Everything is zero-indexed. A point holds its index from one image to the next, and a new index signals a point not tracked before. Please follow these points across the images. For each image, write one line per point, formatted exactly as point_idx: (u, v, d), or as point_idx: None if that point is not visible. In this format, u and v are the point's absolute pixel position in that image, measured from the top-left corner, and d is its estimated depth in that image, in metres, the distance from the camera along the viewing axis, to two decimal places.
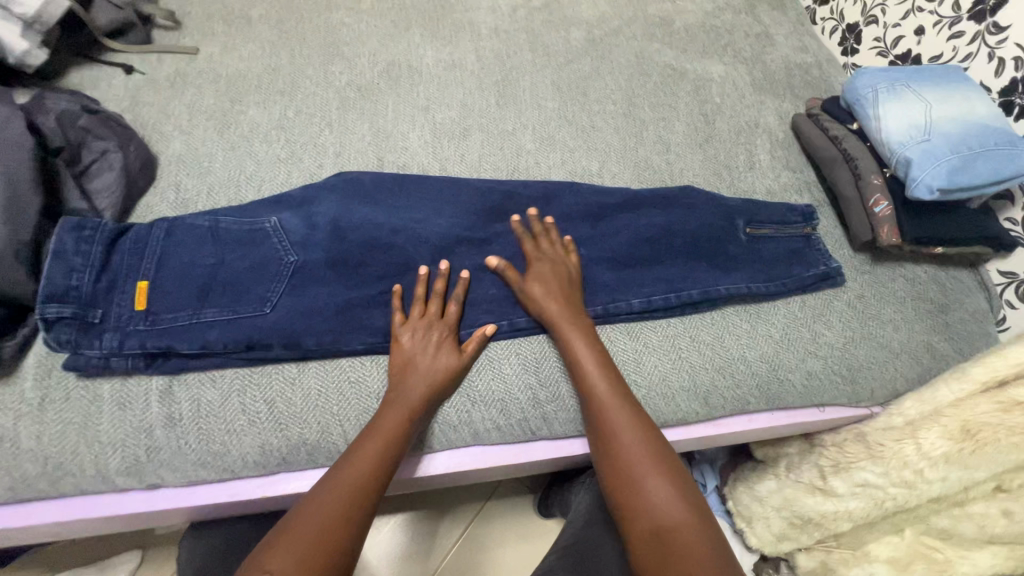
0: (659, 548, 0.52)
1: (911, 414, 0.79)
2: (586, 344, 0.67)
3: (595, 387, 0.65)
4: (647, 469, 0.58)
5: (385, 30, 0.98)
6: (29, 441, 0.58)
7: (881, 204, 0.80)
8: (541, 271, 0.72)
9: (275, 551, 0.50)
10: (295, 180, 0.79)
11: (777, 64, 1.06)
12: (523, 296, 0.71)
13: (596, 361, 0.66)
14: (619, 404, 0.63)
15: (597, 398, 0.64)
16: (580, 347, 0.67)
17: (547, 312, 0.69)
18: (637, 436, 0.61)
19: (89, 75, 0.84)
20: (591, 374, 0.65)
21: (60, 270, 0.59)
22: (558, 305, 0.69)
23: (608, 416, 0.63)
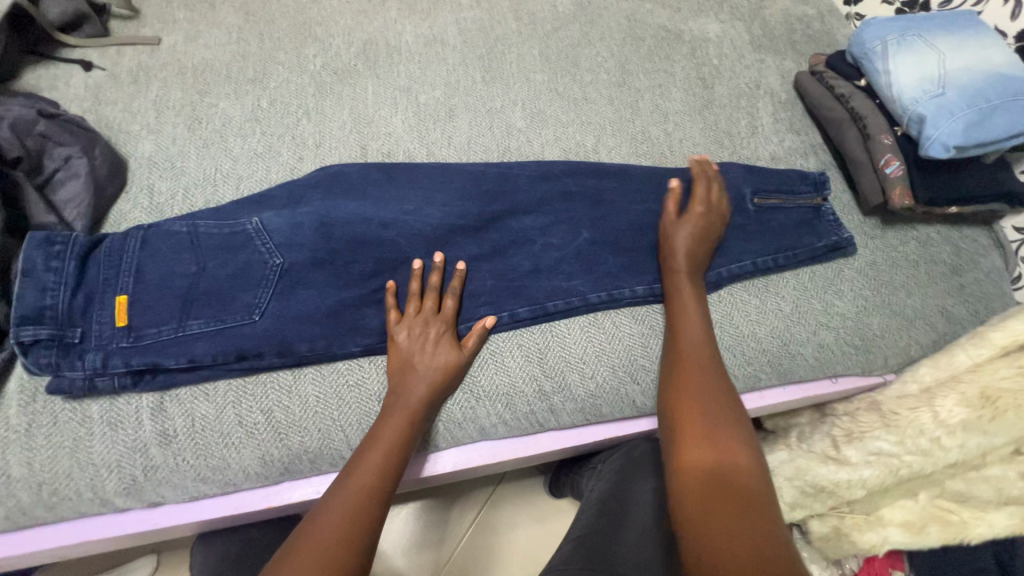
0: (711, 492, 0.49)
1: (927, 380, 0.78)
2: (692, 291, 0.69)
3: (690, 334, 0.66)
4: (717, 413, 0.56)
5: (358, 6, 0.91)
6: (20, 469, 0.56)
7: (893, 164, 0.76)
8: (695, 217, 0.72)
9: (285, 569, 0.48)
10: (275, 175, 0.75)
11: (777, 19, 1.00)
12: (664, 232, 0.73)
13: (698, 311, 0.67)
14: (704, 355, 0.63)
15: (689, 345, 0.65)
16: (689, 295, 0.68)
17: (675, 252, 0.71)
18: (713, 384, 0.60)
19: (45, 75, 0.79)
20: (689, 319, 0.67)
21: (32, 289, 0.56)
22: (688, 249, 0.70)
23: (691, 360, 0.63)
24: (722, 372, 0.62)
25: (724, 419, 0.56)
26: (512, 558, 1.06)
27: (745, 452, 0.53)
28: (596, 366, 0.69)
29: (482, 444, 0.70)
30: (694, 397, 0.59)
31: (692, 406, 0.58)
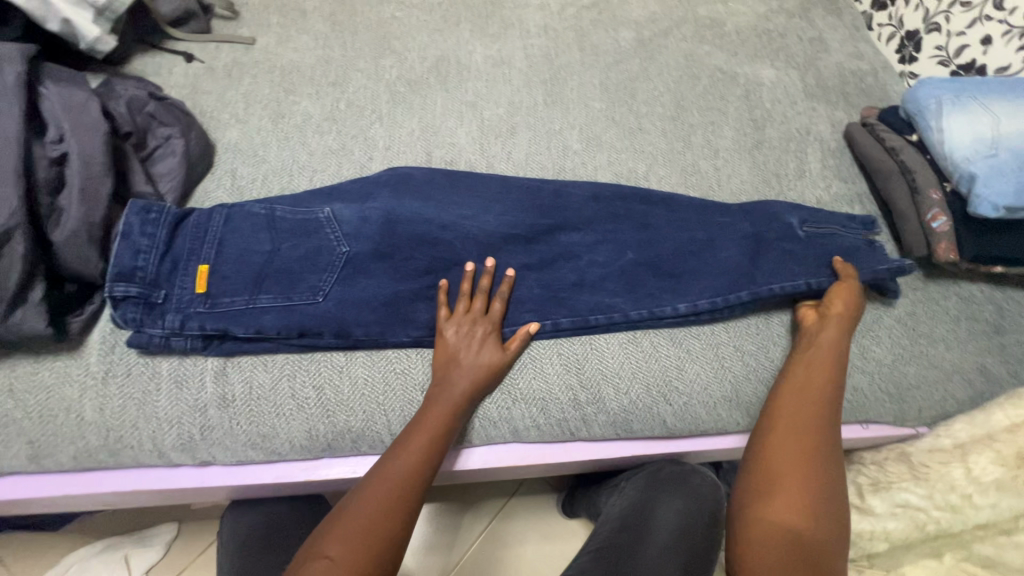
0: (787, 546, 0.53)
1: (962, 437, 0.77)
2: (834, 351, 0.67)
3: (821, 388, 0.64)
4: (819, 482, 0.57)
5: (434, 25, 0.98)
6: (93, 413, 0.61)
7: (939, 219, 0.78)
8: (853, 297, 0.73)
9: (333, 537, 0.52)
10: (346, 171, 0.80)
11: (831, 71, 1.04)
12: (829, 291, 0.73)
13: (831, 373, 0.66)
14: (829, 415, 0.62)
15: (812, 389, 0.64)
16: (832, 353, 0.67)
17: (838, 308, 0.71)
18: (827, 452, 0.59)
19: (152, 62, 0.86)
20: (825, 377, 0.65)
21: (128, 251, 0.61)
22: (846, 313, 0.71)
23: (814, 413, 0.62)
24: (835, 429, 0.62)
25: (822, 487, 0.57)
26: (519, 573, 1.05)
27: (827, 529, 0.54)
28: (631, 382, 0.71)
29: (513, 446, 0.72)
30: (803, 455, 0.58)
31: (798, 463, 0.58)
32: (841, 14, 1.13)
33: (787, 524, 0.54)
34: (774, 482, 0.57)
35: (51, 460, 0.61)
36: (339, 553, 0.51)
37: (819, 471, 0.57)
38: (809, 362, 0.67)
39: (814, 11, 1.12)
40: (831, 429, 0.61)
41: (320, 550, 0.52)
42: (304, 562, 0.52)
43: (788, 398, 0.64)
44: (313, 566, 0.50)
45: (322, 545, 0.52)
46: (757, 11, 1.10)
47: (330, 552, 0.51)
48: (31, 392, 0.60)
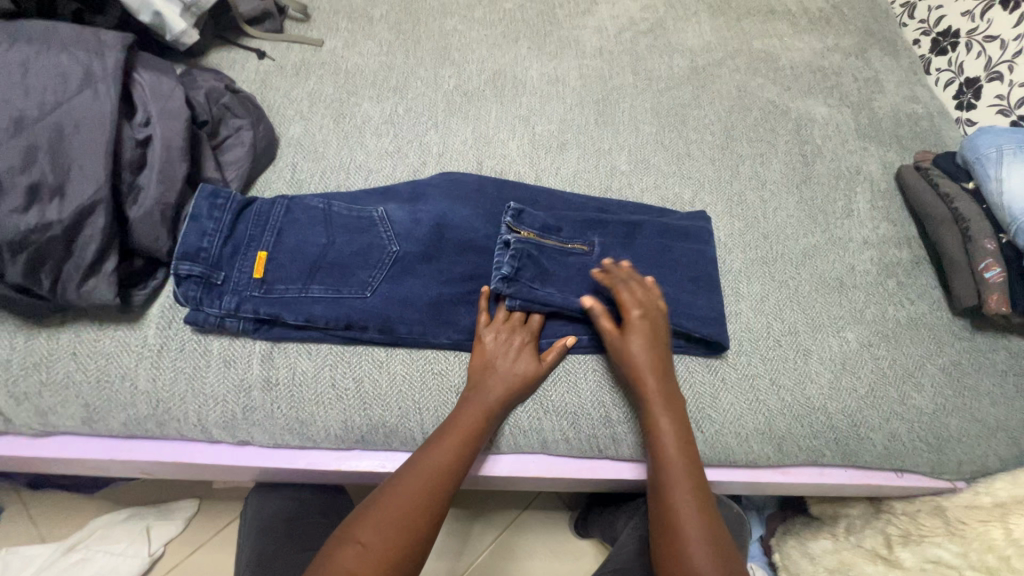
0: None
1: (1003, 495, 0.74)
2: (667, 421, 0.64)
3: (669, 457, 0.63)
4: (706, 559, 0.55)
5: (494, 40, 1.01)
6: (145, 383, 0.63)
7: (993, 270, 0.75)
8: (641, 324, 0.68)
9: (366, 524, 0.55)
10: (400, 173, 0.83)
11: (886, 112, 1.03)
12: (612, 346, 0.68)
13: (673, 446, 0.63)
14: (684, 484, 0.61)
15: (665, 474, 0.62)
16: (665, 421, 0.64)
17: (637, 369, 0.66)
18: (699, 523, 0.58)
19: (227, 57, 0.91)
20: (666, 449, 0.63)
21: (195, 232, 0.64)
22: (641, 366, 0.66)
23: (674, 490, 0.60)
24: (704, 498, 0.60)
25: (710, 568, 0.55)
26: None
27: None
28: None
29: (542, 458, 0.72)
30: (677, 544, 0.57)
31: (676, 552, 0.57)
32: (899, 56, 1.12)
33: None
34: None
35: (102, 424, 0.64)
36: (372, 540, 0.53)
37: (699, 552, 0.56)
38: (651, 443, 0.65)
39: (871, 51, 1.12)
40: (696, 494, 0.60)
41: (354, 535, 0.54)
42: (338, 544, 0.54)
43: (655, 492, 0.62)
44: (346, 551, 0.53)
45: (356, 530, 0.54)
46: (813, 47, 1.11)
47: (365, 538, 0.53)
48: (91, 357, 0.63)
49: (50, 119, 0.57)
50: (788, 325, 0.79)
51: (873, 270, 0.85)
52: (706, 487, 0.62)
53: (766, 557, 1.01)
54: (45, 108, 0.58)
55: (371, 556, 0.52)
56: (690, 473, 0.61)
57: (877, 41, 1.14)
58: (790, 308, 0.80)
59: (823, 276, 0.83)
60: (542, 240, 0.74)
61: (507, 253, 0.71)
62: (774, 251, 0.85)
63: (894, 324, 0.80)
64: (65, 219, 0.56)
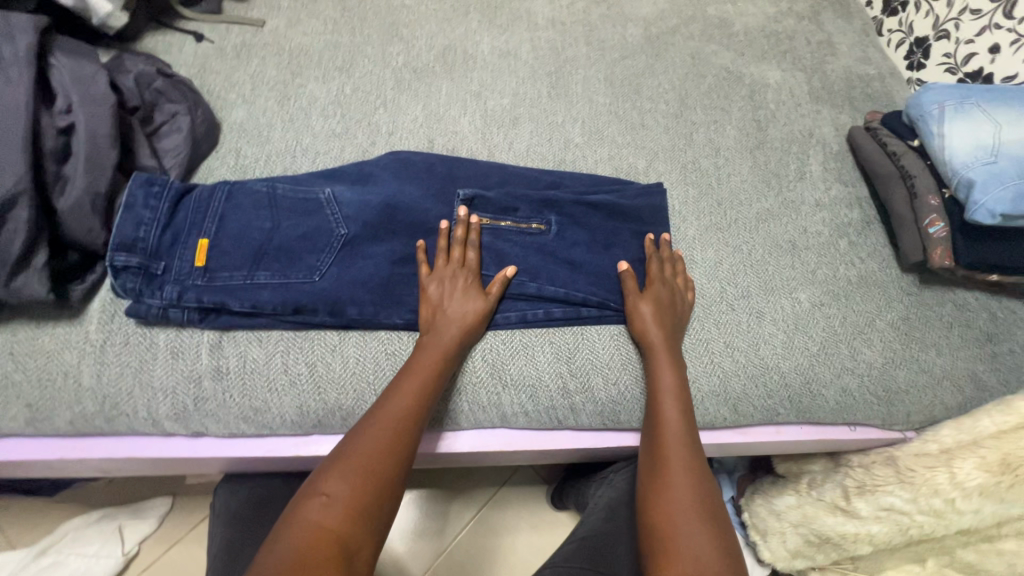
0: None
1: (947, 441, 0.77)
2: (673, 376, 0.67)
3: (669, 426, 0.64)
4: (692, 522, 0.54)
5: (443, 14, 0.99)
6: (90, 379, 0.62)
7: (937, 225, 0.77)
8: (660, 295, 0.72)
9: (331, 476, 0.52)
10: (348, 155, 0.81)
11: (838, 75, 1.04)
12: (630, 309, 0.72)
13: (676, 401, 0.66)
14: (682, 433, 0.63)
15: (664, 425, 0.64)
16: (668, 377, 0.67)
17: (649, 331, 0.70)
18: (688, 473, 0.59)
19: (162, 41, 0.88)
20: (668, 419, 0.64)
21: (130, 221, 0.62)
22: (659, 329, 0.70)
23: (669, 451, 0.61)
24: (697, 449, 0.62)
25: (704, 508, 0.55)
26: (510, 566, 1.06)
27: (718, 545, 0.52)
28: (620, 373, 0.72)
29: (503, 432, 0.73)
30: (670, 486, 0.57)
31: (665, 496, 0.57)
32: (851, 18, 1.13)
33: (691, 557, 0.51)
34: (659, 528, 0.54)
35: (47, 423, 0.62)
36: (337, 490, 0.51)
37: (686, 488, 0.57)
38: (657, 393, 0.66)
39: (824, 14, 1.12)
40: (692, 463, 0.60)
41: (318, 488, 0.51)
42: (300, 500, 0.51)
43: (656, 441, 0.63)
44: (311, 502, 0.50)
45: (321, 483, 0.51)
46: (766, 12, 1.10)
47: (330, 488, 0.51)
48: (31, 356, 0.61)
49: None
50: (741, 289, 0.80)
51: (825, 232, 0.86)
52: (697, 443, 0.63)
53: (738, 517, 1.04)
54: None
55: (338, 505, 0.50)
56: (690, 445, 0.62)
57: (830, 4, 1.14)
58: (744, 272, 0.81)
59: (776, 240, 0.84)
60: (496, 223, 0.75)
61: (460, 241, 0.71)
62: (728, 217, 0.86)
63: (846, 283, 0.82)
64: None
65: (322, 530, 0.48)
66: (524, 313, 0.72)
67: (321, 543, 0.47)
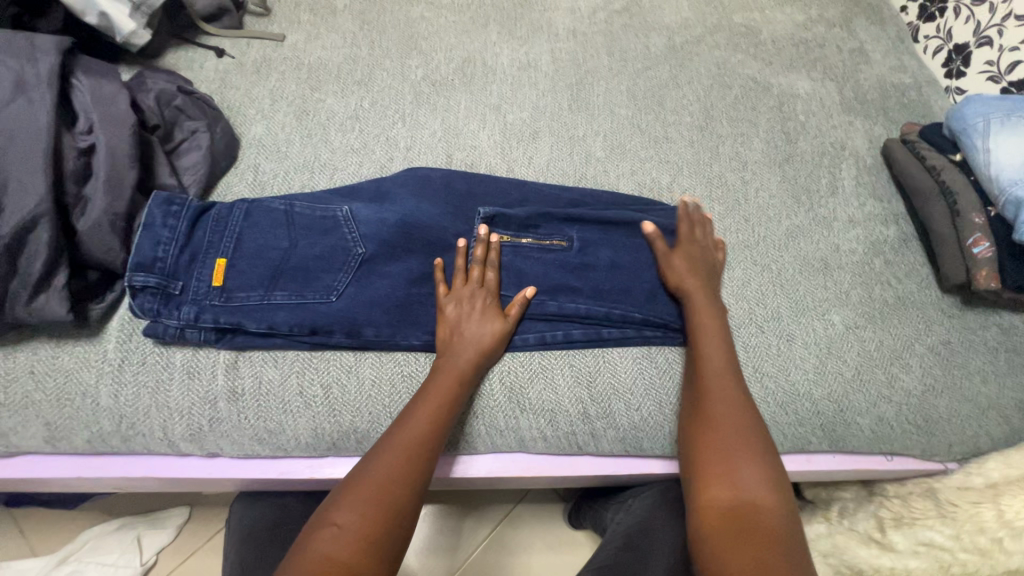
0: (734, 518, 0.50)
1: (995, 476, 0.72)
2: (711, 315, 0.68)
3: (710, 358, 0.64)
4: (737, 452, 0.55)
5: (463, 26, 0.98)
6: (107, 399, 0.62)
7: (982, 245, 0.73)
8: (691, 252, 0.73)
9: (342, 506, 0.50)
10: (366, 171, 0.80)
11: (871, 84, 0.99)
12: (664, 266, 0.72)
13: (715, 336, 0.66)
14: (723, 366, 0.63)
15: (704, 358, 0.64)
16: (705, 315, 0.68)
17: (684, 282, 0.70)
18: (731, 403, 0.59)
19: (185, 56, 0.88)
20: (710, 356, 0.64)
21: (149, 241, 0.62)
22: (694, 278, 0.71)
23: (711, 384, 0.62)
24: (739, 380, 0.62)
25: (747, 438, 0.56)
26: None
27: (761, 475, 0.53)
28: (643, 398, 0.69)
29: (520, 456, 0.71)
30: (712, 419, 0.58)
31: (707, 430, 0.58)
32: (885, 24, 1.08)
33: (732, 489, 0.52)
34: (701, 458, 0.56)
35: (66, 442, 0.62)
36: (347, 519, 0.49)
37: (728, 420, 0.58)
38: (695, 332, 0.67)
39: (856, 21, 1.08)
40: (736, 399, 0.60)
41: (328, 518, 0.49)
42: (310, 530, 0.49)
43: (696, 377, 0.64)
44: (321, 534, 0.48)
45: (331, 512, 0.50)
46: (795, 19, 1.07)
47: (339, 519, 0.49)
48: (50, 375, 0.61)
49: None
50: (770, 310, 0.76)
51: (859, 250, 0.82)
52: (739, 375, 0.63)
53: None
54: None
55: (348, 535, 0.48)
56: (731, 379, 0.62)
57: (862, 10, 1.10)
58: (773, 292, 0.78)
59: (807, 258, 0.81)
60: (516, 241, 0.73)
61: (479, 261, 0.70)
62: (756, 234, 0.82)
63: (881, 305, 0.78)
64: (6, 236, 0.54)
65: (331, 559, 0.46)
66: (544, 335, 0.69)
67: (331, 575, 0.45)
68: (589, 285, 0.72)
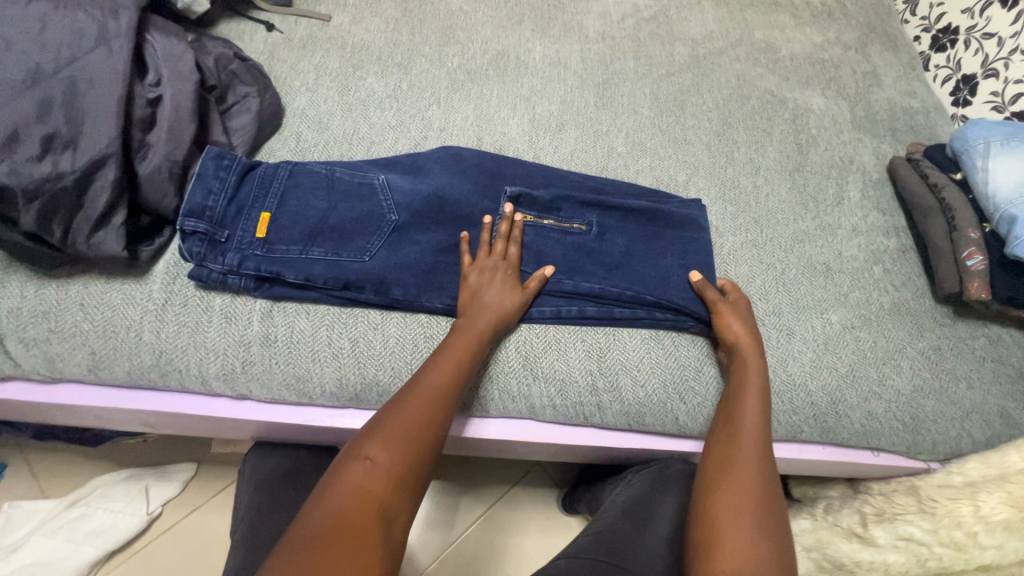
0: None
1: (973, 475, 0.76)
2: (757, 383, 0.67)
3: (746, 431, 0.63)
4: (751, 548, 0.52)
5: (499, 21, 1.03)
6: (150, 334, 0.66)
7: (975, 258, 0.78)
8: (743, 314, 0.74)
9: (375, 442, 0.54)
10: (401, 147, 0.85)
11: (881, 105, 1.05)
12: (722, 317, 0.73)
13: (756, 406, 0.65)
14: (757, 438, 0.63)
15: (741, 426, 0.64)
16: (751, 382, 0.67)
17: (741, 343, 0.71)
18: (758, 479, 0.59)
19: (237, 28, 0.93)
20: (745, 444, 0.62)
21: (201, 190, 0.67)
22: (750, 340, 0.71)
23: (741, 454, 0.61)
24: (769, 458, 0.61)
25: (768, 522, 0.55)
26: (516, 565, 1.07)
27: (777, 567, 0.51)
28: (648, 376, 0.73)
29: (529, 422, 0.75)
30: (736, 490, 0.58)
31: (728, 499, 0.57)
32: (898, 51, 1.14)
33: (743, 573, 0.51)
34: (717, 530, 0.55)
35: (106, 372, 0.66)
36: (381, 459, 0.53)
37: (752, 496, 0.57)
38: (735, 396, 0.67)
39: (871, 46, 1.13)
40: (760, 494, 0.57)
41: (361, 452, 0.53)
42: (345, 460, 0.53)
43: (727, 443, 0.63)
44: (356, 465, 0.52)
45: (363, 447, 0.54)
46: (814, 40, 1.12)
47: (374, 455, 0.53)
48: (99, 308, 0.65)
49: (64, 74, 0.60)
50: (773, 305, 0.81)
51: (860, 257, 0.87)
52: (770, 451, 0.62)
53: None
54: (61, 63, 0.60)
55: (381, 472, 0.52)
56: (763, 461, 0.61)
57: (877, 36, 1.15)
58: (776, 289, 0.82)
59: (810, 261, 0.85)
60: (539, 221, 0.78)
61: (504, 235, 0.74)
62: (764, 234, 0.87)
63: (878, 309, 0.82)
64: (77, 170, 0.59)
65: (363, 491, 0.51)
66: (559, 309, 0.74)
67: (363, 506, 0.50)
68: (604, 266, 0.76)
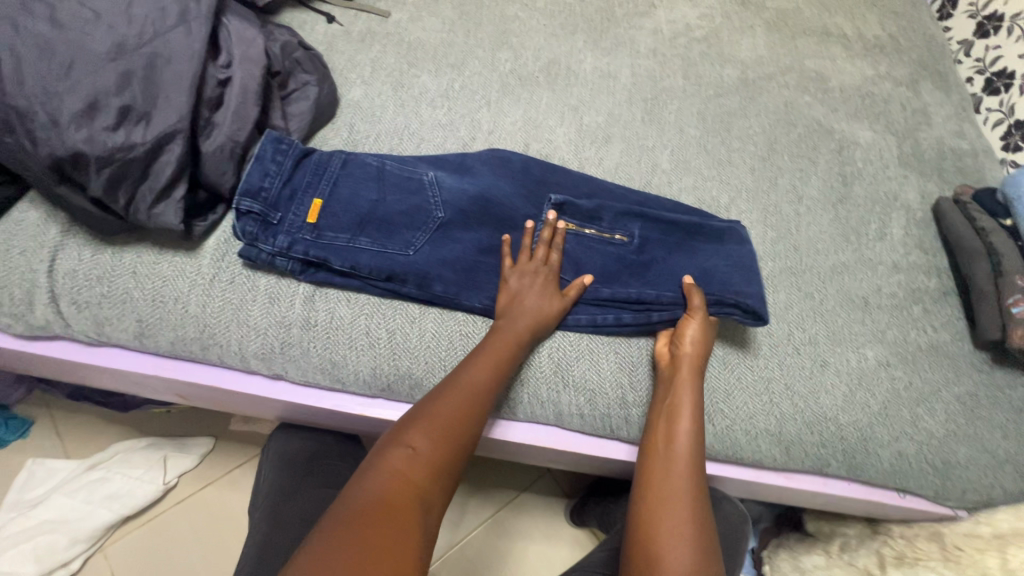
0: None
1: (1002, 527, 0.75)
2: (690, 396, 0.67)
3: (676, 449, 0.64)
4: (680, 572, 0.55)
5: (551, 30, 1.04)
6: (196, 307, 0.67)
7: (1021, 305, 0.76)
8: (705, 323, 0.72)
9: (417, 432, 0.55)
10: (450, 145, 0.86)
11: (930, 144, 1.04)
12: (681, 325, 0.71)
13: (688, 421, 0.65)
14: (690, 456, 0.63)
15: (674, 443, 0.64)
16: (686, 394, 0.67)
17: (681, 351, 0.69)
18: (686, 498, 0.60)
19: (299, 18, 0.96)
20: (674, 465, 0.63)
21: (258, 172, 0.68)
22: (695, 351, 0.70)
23: (668, 474, 0.62)
24: (700, 473, 0.63)
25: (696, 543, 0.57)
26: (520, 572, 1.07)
27: None
28: None
29: (554, 430, 0.76)
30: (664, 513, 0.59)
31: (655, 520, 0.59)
32: (949, 90, 1.13)
33: None
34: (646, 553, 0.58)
35: (151, 340, 0.68)
36: (423, 447, 0.54)
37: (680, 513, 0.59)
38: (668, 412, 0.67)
39: (922, 83, 1.12)
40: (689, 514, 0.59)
41: (404, 440, 0.54)
42: (387, 446, 0.54)
43: (657, 461, 0.64)
44: (397, 452, 0.53)
45: (406, 437, 0.54)
46: (864, 72, 1.12)
47: (418, 446, 0.54)
48: (149, 278, 0.67)
49: (145, 49, 0.62)
50: (808, 335, 0.80)
51: (900, 294, 0.86)
52: (700, 467, 0.63)
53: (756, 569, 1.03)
54: (143, 38, 0.62)
55: (421, 459, 0.53)
56: (692, 478, 0.62)
57: (930, 74, 1.14)
58: (813, 319, 0.82)
59: (849, 294, 0.85)
60: (581, 230, 0.78)
61: (545, 241, 0.75)
62: (803, 262, 0.87)
63: (915, 349, 0.81)
64: (148, 142, 0.60)
65: (403, 476, 0.51)
66: (595, 318, 0.74)
67: (405, 493, 0.50)
68: (643, 280, 0.76)
